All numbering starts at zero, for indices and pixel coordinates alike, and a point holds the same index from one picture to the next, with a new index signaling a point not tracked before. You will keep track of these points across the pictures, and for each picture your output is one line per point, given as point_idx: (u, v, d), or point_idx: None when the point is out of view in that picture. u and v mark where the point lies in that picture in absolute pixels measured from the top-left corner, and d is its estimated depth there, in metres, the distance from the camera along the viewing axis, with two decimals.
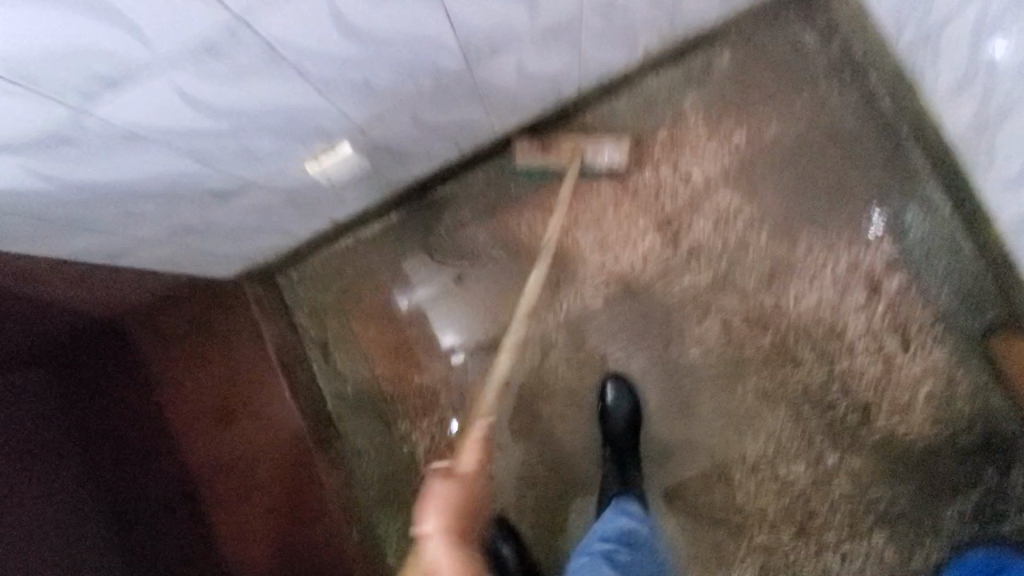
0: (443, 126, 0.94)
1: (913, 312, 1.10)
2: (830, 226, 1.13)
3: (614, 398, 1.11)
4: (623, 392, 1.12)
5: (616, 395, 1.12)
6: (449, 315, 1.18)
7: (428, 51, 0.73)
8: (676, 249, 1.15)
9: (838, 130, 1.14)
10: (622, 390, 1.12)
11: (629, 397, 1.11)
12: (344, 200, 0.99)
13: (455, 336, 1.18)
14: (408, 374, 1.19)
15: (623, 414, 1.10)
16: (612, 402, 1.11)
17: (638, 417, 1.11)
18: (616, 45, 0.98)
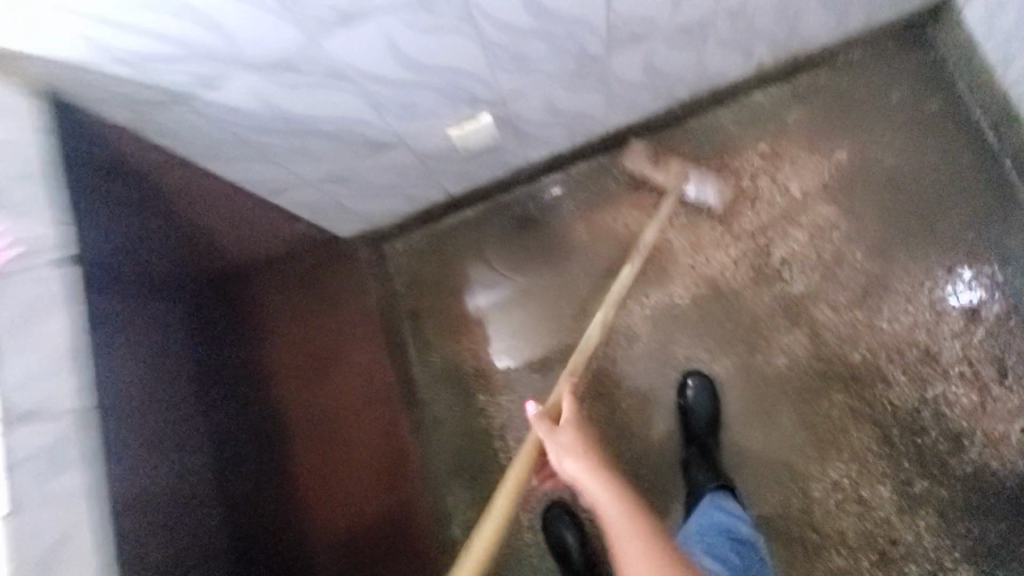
0: (570, 116, 1.04)
1: (1013, 343, 1.08)
2: (928, 249, 1.14)
3: (696, 397, 1.12)
4: (705, 393, 1.12)
5: (697, 394, 1.12)
6: (510, 331, 1.24)
7: (582, 32, 0.80)
8: (768, 256, 1.18)
9: (942, 157, 1.16)
10: (704, 389, 1.12)
11: (709, 395, 1.12)
12: (465, 173, 1.11)
13: (505, 344, 1.23)
14: (491, 352, 1.23)
15: (704, 412, 1.11)
16: (692, 399, 1.12)
17: (718, 416, 1.11)
18: (736, 54, 1.05)
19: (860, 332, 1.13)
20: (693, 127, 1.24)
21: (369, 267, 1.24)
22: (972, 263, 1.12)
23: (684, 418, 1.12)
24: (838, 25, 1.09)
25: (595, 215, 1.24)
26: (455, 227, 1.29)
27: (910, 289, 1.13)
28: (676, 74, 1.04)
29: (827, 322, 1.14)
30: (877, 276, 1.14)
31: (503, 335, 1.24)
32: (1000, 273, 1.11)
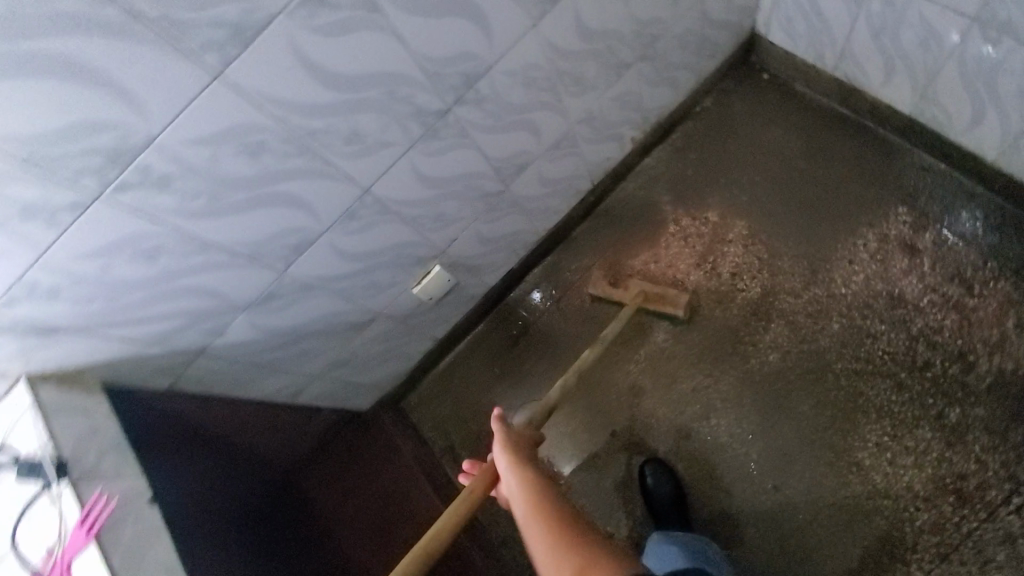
0: (503, 239, 1.25)
1: (958, 257, 1.17)
2: (843, 213, 1.27)
3: (653, 479, 1.19)
4: (664, 475, 1.19)
5: (656, 478, 1.19)
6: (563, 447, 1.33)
7: (475, 181, 1.02)
8: (719, 276, 1.32)
9: (813, 141, 1.35)
10: (657, 470, 1.19)
11: (665, 473, 1.19)
12: (442, 317, 1.30)
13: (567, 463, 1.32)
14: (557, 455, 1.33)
15: (666, 493, 1.17)
16: (652, 484, 1.18)
17: (680, 490, 1.17)
18: (608, 141, 1.27)
19: (826, 305, 1.23)
20: (611, 206, 1.46)
21: (396, 428, 1.38)
22: (888, 209, 1.25)
23: (650, 502, 1.18)
24: (679, 89, 1.33)
25: (564, 305, 1.41)
26: (455, 364, 1.45)
27: (849, 252, 1.24)
28: (571, 175, 1.26)
29: (796, 308, 1.24)
30: (816, 254, 1.26)
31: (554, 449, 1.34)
32: (915, 207, 1.23)
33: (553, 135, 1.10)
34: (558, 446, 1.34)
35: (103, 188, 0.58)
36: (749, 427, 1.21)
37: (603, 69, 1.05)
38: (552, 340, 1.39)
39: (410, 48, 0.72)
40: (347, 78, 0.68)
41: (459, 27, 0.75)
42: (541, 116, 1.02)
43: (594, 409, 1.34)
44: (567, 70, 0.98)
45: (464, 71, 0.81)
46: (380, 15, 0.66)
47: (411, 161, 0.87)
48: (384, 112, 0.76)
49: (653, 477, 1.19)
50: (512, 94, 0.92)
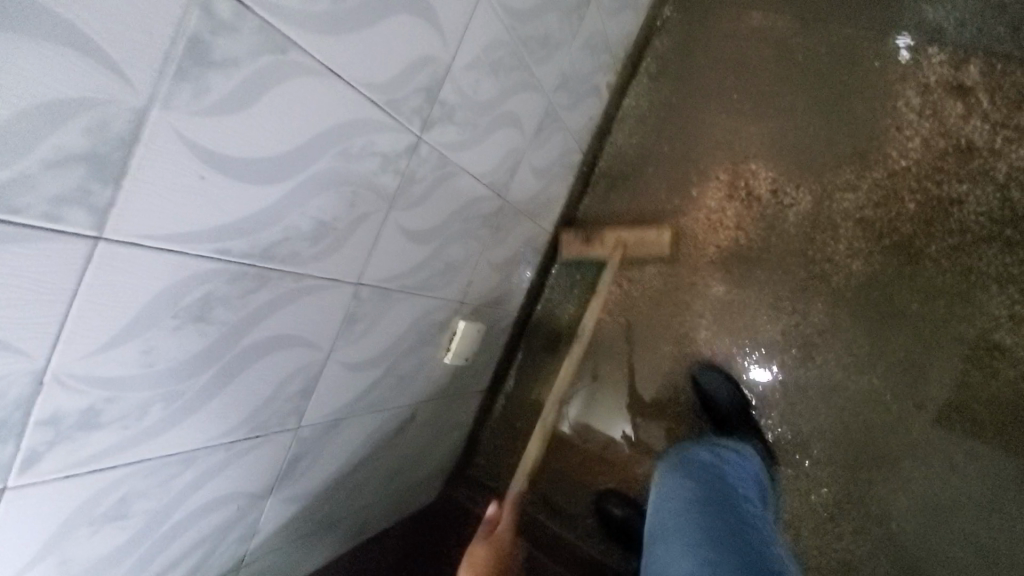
0: (510, 259, 1.04)
1: (1018, 79, 1.01)
2: (870, 76, 1.08)
3: (715, 380, 1.10)
4: (725, 380, 1.10)
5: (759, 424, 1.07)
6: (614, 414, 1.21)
7: (472, 210, 0.82)
8: (759, 200, 1.14)
9: (804, 7, 1.13)
10: (720, 375, 1.10)
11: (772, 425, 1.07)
12: (480, 367, 1.11)
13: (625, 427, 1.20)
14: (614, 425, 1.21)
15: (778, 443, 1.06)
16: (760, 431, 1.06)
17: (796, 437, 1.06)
18: (586, 98, 1.06)
19: (892, 186, 1.06)
20: (606, 169, 1.25)
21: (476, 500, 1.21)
22: (916, 56, 1.06)
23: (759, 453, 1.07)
24: (636, 11, 1.11)
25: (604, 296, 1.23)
26: (513, 402, 1.28)
27: (894, 118, 1.07)
28: (560, 155, 1.05)
29: (859, 204, 1.07)
30: (857, 136, 1.08)
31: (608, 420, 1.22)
32: (945, 43, 1.05)
33: (533, 118, 0.88)
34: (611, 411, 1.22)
35: (3, 479, 0.38)
36: (861, 350, 1.06)
37: (562, 17, 0.83)
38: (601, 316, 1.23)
39: (347, 81, 0.49)
40: (281, 157, 0.46)
41: (396, 25, 0.52)
42: (516, 102, 0.80)
43: (682, 393, 1.17)
44: (528, 34, 0.75)
45: (420, 83, 0.59)
46: (298, 48, 0.43)
47: (395, 224, 0.65)
48: (345, 179, 0.54)
49: (711, 378, 1.10)
50: (478, 89, 0.70)
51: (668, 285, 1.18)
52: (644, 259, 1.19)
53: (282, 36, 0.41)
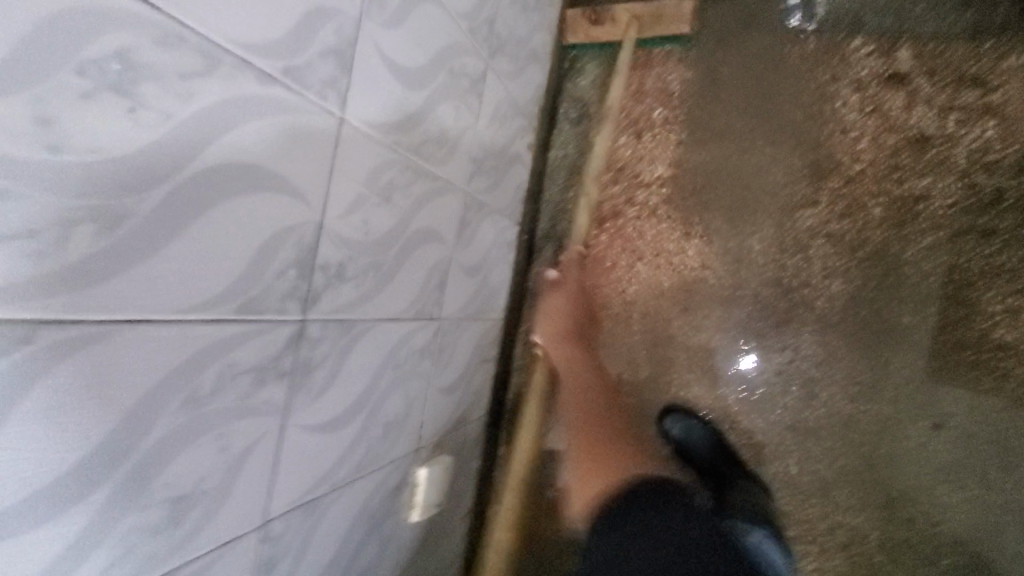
0: (463, 372, 0.89)
1: (953, 58, 0.94)
2: (802, 81, 1.01)
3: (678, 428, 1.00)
4: (696, 423, 0.99)
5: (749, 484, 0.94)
6: None
7: (403, 350, 0.68)
8: (717, 234, 1.03)
9: (715, 22, 1.05)
10: (691, 417, 1.00)
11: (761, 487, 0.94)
12: (458, 493, 0.96)
13: None
14: None
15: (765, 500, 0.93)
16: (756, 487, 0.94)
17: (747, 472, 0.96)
18: (508, 170, 0.94)
19: (853, 194, 0.97)
20: (547, 229, 1.14)
21: None
22: (844, 52, 0.99)
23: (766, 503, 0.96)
24: (540, 62, 1.00)
25: None
26: None
27: (837, 122, 0.99)
28: (495, 239, 0.93)
29: (824, 219, 0.98)
30: (804, 145, 1.00)
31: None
32: (870, 34, 0.98)
33: (452, 221, 0.75)
34: None
35: None
36: (865, 377, 0.96)
37: (458, 102, 0.71)
38: None
39: (163, 322, 0.36)
40: (81, 464, 0.33)
41: (226, 217, 0.39)
42: (426, 214, 0.68)
43: None
44: (420, 139, 0.63)
45: (285, 262, 0.45)
46: (55, 324, 0.30)
47: (299, 429, 0.51)
48: (205, 428, 0.40)
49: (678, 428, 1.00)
50: (371, 225, 0.56)
51: (644, 343, 1.07)
52: (609, 320, 1.09)
53: (14, 326, 0.28)
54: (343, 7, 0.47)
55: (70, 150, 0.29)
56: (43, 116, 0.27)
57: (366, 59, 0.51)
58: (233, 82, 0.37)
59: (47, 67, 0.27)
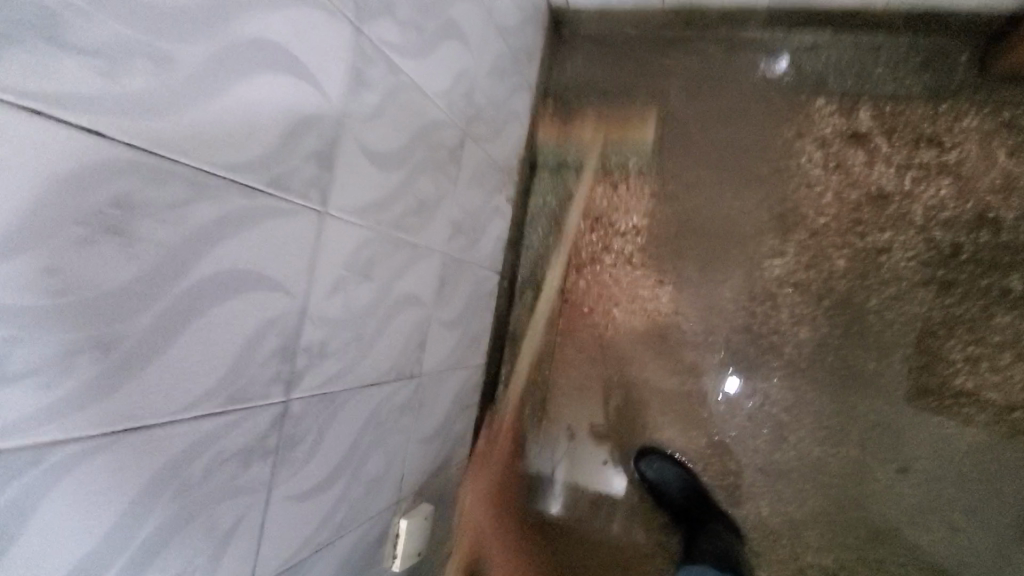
0: (444, 421, 0.93)
1: (910, 117, 0.98)
2: (768, 137, 1.06)
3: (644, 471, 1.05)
4: (670, 465, 1.04)
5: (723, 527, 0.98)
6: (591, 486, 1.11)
7: (385, 411, 0.72)
8: (691, 281, 1.08)
9: (686, 80, 1.11)
10: (666, 460, 1.04)
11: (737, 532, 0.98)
12: (441, 537, 0.99)
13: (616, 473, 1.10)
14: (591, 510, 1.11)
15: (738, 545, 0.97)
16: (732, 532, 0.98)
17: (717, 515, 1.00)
18: (488, 226, 0.98)
19: (817, 245, 1.02)
20: (529, 274, 1.18)
21: None
22: (808, 110, 1.04)
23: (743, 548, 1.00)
24: (519, 119, 1.05)
25: (559, 412, 1.14)
26: None
27: (802, 176, 1.04)
28: (475, 292, 0.96)
29: (791, 269, 1.03)
30: (771, 199, 1.05)
31: (598, 479, 1.11)
32: (832, 93, 1.03)
33: (434, 282, 0.79)
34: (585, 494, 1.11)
35: None
36: (832, 421, 0.99)
37: (437, 173, 0.75)
38: (555, 430, 1.14)
39: (154, 425, 0.39)
40: (76, 566, 0.35)
41: (214, 320, 0.42)
42: (405, 281, 0.71)
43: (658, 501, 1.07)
44: (399, 214, 0.67)
45: (270, 351, 0.49)
46: (55, 444, 0.33)
47: (283, 500, 0.54)
48: (194, 515, 0.44)
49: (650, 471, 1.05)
50: (351, 302, 0.60)
51: (621, 387, 1.11)
52: (588, 362, 1.13)
53: (22, 449, 0.31)
54: (325, 113, 0.51)
55: (70, 290, 0.32)
56: (48, 265, 0.31)
57: (346, 153, 0.55)
58: (221, 201, 0.41)
59: (57, 221, 0.31)
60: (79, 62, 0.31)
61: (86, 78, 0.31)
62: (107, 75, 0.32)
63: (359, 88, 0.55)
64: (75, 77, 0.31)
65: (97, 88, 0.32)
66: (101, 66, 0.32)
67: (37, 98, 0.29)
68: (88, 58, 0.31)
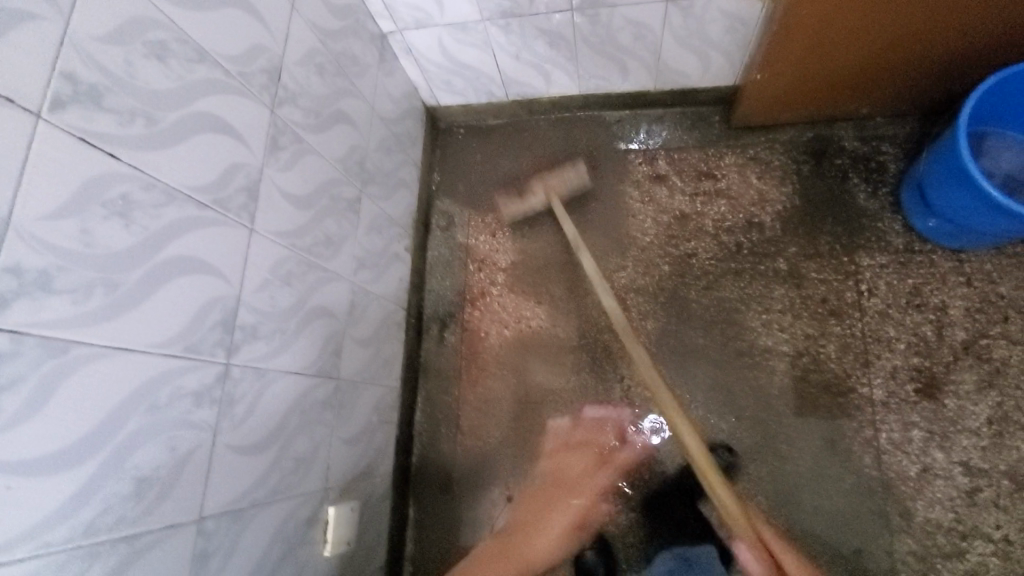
0: (364, 429, 1.09)
1: (691, 160, 1.37)
2: (599, 185, 1.41)
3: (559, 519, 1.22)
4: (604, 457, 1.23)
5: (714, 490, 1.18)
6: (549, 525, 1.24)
7: (308, 401, 0.90)
8: (562, 298, 1.36)
9: (535, 151, 1.46)
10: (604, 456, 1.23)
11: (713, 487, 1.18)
12: (372, 541, 1.11)
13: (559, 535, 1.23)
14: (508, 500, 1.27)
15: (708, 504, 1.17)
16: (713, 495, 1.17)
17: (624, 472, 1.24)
18: (389, 267, 1.22)
19: (647, 258, 1.34)
20: (433, 312, 1.41)
21: None
22: (625, 163, 1.40)
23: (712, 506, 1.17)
24: (409, 187, 1.33)
25: (472, 424, 1.33)
26: (422, 561, 1.27)
27: (628, 210, 1.38)
28: (383, 319, 1.18)
29: (631, 277, 1.34)
30: (609, 229, 1.38)
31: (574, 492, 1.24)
32: (637, 150, 1.40)
33: (343, 301, 1.01)
34: (502, 490, 1.28)
35: None
36: (681, 390, 1.25)
37: (339, 217, 0.99)
38: (469, 438, 1.32)
39: (137, 350, 0.57)
40: (83, 439, 0.52)
41: (178, 286, 0.62)
42: (319, 296, 0.92)
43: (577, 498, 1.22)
44: (310, 242, 0.90)
45: (215, 320, 0.68)
46: (77, 344, 0.51)
47: (226, 446, 0.72)
48: (160, 430, 0.61)
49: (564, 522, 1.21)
50: (275, 301, 0.81)
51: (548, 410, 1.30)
52: (486, 374, 1.35)
53: (60, 344, 0.49)
54: (250, 163, 0.75)
55: (94, 246, 0.52)
56: (83, 228, 0.51)
57: (267, 190, 0.79)
58: (184, 210, 0.62)
59: (89, 206, 0.51)
60: (108, 117, 0.53)
61: (111, 125, 0.53)
62: (120, 124, 0.55)
63: (275, 149, 0.80)
64: (104, 124, 0.53)
65: (116, 131, 0.54)
66: (118, 120, 0.54)
67: (84, 134, 0.51)
68: (112, 115, 0.54)
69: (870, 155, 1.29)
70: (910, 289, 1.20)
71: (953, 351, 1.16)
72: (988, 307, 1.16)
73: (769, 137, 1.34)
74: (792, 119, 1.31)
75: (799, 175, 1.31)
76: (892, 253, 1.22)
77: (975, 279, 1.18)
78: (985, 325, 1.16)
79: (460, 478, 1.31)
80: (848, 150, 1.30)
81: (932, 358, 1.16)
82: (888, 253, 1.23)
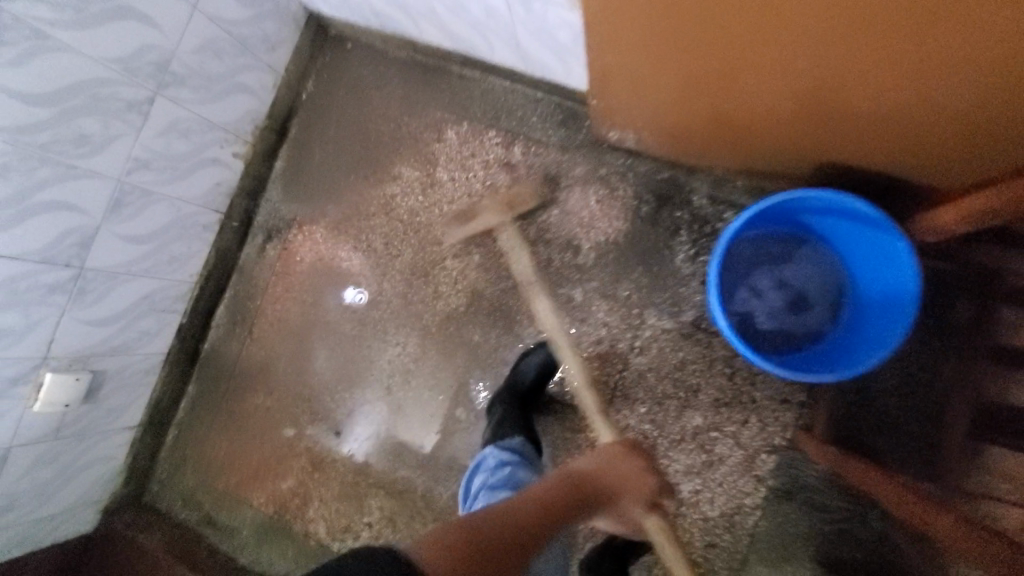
0: (125, 314, 1.19)
1: (545, 158, 1.29)
2: (451, 151, 1.35)
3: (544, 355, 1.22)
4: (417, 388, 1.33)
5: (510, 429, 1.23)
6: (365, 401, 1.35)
7: (29, 282, 0.99)
8: (376, 251, 1.37)
9: (407, 93, 1.39)
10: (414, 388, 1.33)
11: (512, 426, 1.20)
12: (115, 407, 1.27)
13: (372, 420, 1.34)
14: (269, 410, 1.39)
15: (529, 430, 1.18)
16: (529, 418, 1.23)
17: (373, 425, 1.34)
18: (201, 169, 1.26)
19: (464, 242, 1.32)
20: (262, 220, 1.44)
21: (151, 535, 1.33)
22: (482, 137, 1.33)
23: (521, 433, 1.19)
24: (253, 92, 1.31)
25: (259, 334, 1.41)
26: (181, 432, 1.42)
27: (466, 186, 1.33)
28: (174, 218, 1.23)
29: (444, 255, 1.33)
30: (442, 199, 1.34)
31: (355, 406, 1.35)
32: (500, 127, 1.32)
33: (104, 199, 1.06)
34: (265, 398, 1.39)
35: None
36: (443, 375, 1.32)
37: (107, 118, 1.01)
38: (254, 345, 1.41)
39: None
40: None
41: None
42: (61, 191, 0.99)
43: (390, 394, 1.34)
44: (49, 139, 0.94)
45: None
46: None
47: None
48: None
49: (536, 357, 1.22)
50: None
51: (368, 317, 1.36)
52: (287, 296, 1.41)
53: None
54: None
55: None
56: None
57: None
58: None
59: None
60: None
61: None
62: None
63: None
64: None
65: None
66: None
67: None
68: None
69: (711, 219, 1.21)
70: (677, 361, 1.19)
71: (683, 431, 1.18)
72: (734, 405, 1.16)
73: (627, 163, 1.26)
74: (651, 153, 1.22)
75: (635, 213, 1.24)
76: (678, 322, 1.20)
77: (738, 375, 1.17)
78: (722, 420, 1.16)
79: (236, 376, 1.41)
80: (693, 205, 1.22)
81: (662, 430, 1.19)
82: (676, 320, 1.20)
